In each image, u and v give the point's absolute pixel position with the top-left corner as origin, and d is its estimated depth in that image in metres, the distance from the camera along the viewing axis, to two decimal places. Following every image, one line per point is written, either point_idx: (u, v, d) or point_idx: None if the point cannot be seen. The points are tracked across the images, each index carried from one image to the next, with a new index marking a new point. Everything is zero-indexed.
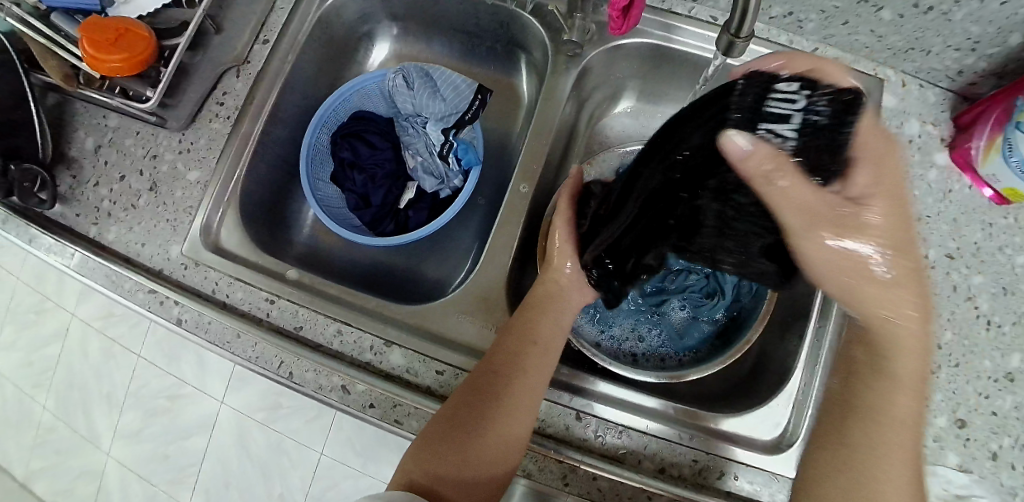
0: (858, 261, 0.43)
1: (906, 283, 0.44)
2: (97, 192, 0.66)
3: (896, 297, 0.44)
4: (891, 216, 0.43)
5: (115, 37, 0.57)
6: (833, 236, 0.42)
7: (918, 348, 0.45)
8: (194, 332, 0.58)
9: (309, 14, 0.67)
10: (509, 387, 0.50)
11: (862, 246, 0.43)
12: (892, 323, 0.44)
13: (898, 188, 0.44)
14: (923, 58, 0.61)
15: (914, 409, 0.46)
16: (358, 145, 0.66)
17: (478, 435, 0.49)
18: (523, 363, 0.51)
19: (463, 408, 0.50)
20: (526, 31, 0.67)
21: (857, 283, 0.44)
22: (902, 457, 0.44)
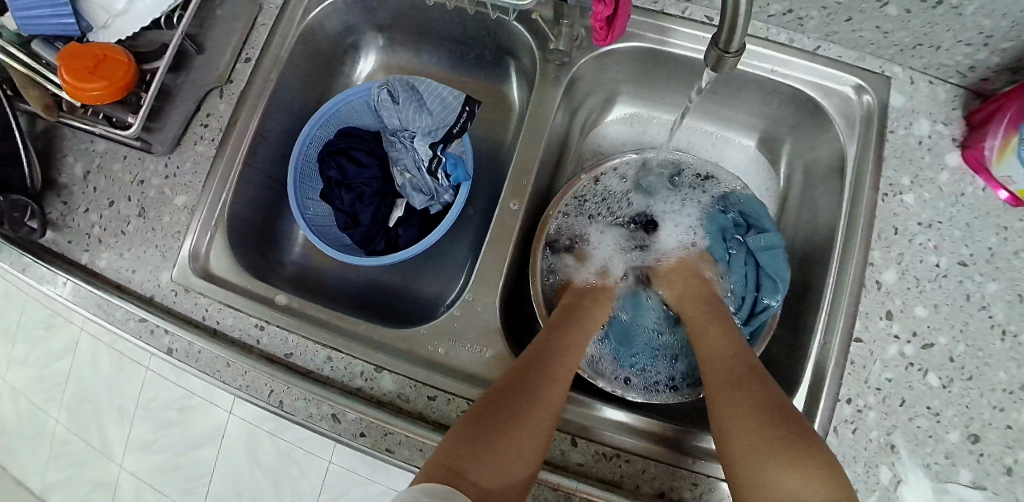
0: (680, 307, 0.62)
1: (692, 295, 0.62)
2: (87, 218, 0.65)
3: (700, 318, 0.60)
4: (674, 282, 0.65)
5: (95, 65, 0.56)
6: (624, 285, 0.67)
7: (720, 327, 0.57)
8: (184, 362, 0.58)
9: (290, 29, 0.65)
10: (547, 377, 0.50)
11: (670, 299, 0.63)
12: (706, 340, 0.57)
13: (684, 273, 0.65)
14: (932, 54, 0.57)
15: (738, 345, 0.54)
16: (345, 162, 0.64)
17: (518, 422, 0.46)
18: (558, 369, 0.52)
19: (505, 400, 0.48)
20: (513, 38, 0.64)
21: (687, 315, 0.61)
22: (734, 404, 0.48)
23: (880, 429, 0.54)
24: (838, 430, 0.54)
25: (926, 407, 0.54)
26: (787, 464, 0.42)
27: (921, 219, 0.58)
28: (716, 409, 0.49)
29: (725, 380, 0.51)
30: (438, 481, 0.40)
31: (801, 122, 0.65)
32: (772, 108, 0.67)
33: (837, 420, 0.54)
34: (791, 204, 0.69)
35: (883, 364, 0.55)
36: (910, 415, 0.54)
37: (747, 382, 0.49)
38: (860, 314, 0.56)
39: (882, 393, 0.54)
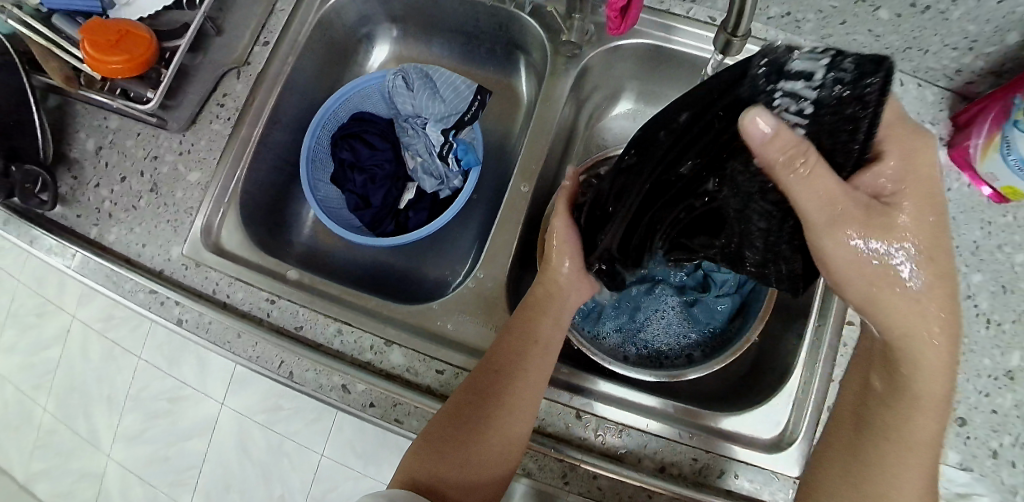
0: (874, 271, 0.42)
1: (912, 277, 0.42)
2: (98, 193, 0.66)
3: (902, 294, 0.42)
4: (875, 231, 0.41)
5: (117, 39, 0.57)
6: (859, 233, 0.41)
7: (946, 314, 0.43)
8: (194, 332, 0.58)
9: (309, 16, 0.67)
10: (509, 395, 0.49)
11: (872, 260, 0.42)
12: (884, 306, 0.43)
13: (943, 237, 0.43)
14: (921, 57, 0.61)
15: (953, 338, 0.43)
16: (358, 145, 0.66)
17: (477, 444, 0.48)
18: (522, 365, 0.51)
19: (467, 408, 0.50)
20: (525, 32, 0.67)
21: (877, 287, 0.42)
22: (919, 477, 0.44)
23: None
24: None
25: None
26: None
27: None
28: (891, 477, 0.45)
29: (914, 462, 0.45)
30: (399, 489, 0.47)
31: None
32: None
33: None
34: None
35: None
36: None
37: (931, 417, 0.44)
38: None
39: None
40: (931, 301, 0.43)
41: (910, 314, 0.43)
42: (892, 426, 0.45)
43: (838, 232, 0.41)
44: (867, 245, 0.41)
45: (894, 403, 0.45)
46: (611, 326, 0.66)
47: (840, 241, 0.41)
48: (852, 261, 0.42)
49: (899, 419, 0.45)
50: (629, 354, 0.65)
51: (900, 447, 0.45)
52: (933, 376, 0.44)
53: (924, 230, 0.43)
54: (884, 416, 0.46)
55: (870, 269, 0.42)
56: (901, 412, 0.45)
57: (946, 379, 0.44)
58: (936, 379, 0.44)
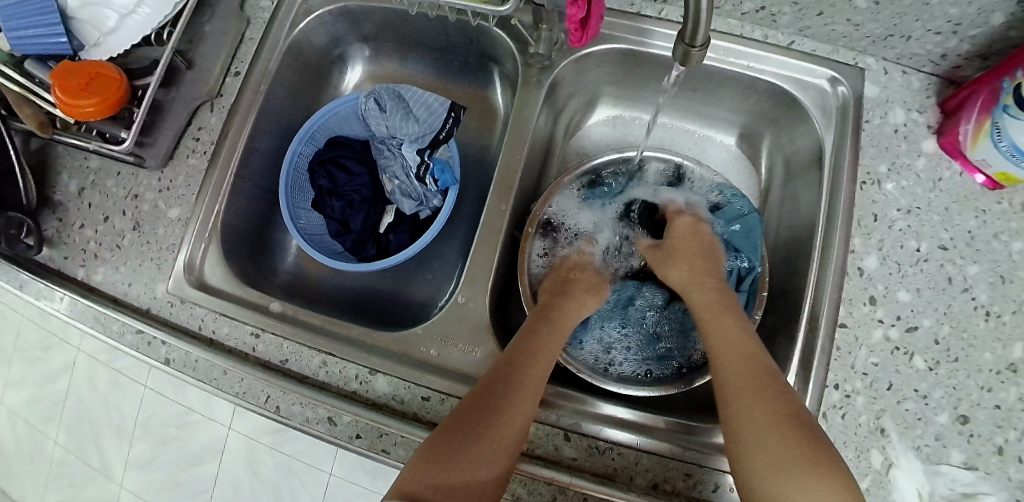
0: (680, 254, 0.63)
1: (696, 273, 0.61)
2: (83, 234, 0.66)
3: (695, 268, 0.61)
4: (694, 246, 0.63)
5: (87, 82, 0.57)
6: (701, 257, 0.62)
7: (724, 312, 0.56)
8: (181, 371, 0.58)
9: (278, 42, 0.67)
10: (516, 387, 0.49)
11: (683, 251, 0.63)
12: (685, 268, 0.62)
13: (707, 243, 0.63)
14: (904, 44, 0.59)
15: (752, 343, 0.52)
16: (334, 171, 0.65)
17: (485, 438, 0.46)
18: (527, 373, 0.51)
19: (472, 412, 0.48)
20: (495, 44, 0.66)
21: (675, 260, 0.63)
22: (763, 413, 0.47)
23: (869, 413, 0.54)
24: (827, 416, 0.54)
25: (914, 390, 0.55)
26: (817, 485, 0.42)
27: (899, 205, 0.59)
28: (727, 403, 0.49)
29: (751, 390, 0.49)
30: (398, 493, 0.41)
31: (780, 116, 0.67)
32: (750, 104, 0.68)
33: (826, 406, 0.55)
34: (773, 199, 0.70)
35: (870, 349, 0.56)
36: (898, 399, 0.55)
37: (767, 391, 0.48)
38: (845, 301, 0.57)
39: (870, 378, 0.55)
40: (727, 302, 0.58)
41: (702, 300, 0.59)
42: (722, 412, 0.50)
43: (679, 261, 0.62)
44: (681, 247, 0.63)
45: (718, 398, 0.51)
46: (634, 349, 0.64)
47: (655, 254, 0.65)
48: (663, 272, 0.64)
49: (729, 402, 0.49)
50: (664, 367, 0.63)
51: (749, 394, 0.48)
52: (737, 362, 0.51)
53: (696, 252, 0.63)
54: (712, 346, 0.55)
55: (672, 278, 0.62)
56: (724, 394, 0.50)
57: (763, 369, 0.50)
58: (748, 365, 0.51)
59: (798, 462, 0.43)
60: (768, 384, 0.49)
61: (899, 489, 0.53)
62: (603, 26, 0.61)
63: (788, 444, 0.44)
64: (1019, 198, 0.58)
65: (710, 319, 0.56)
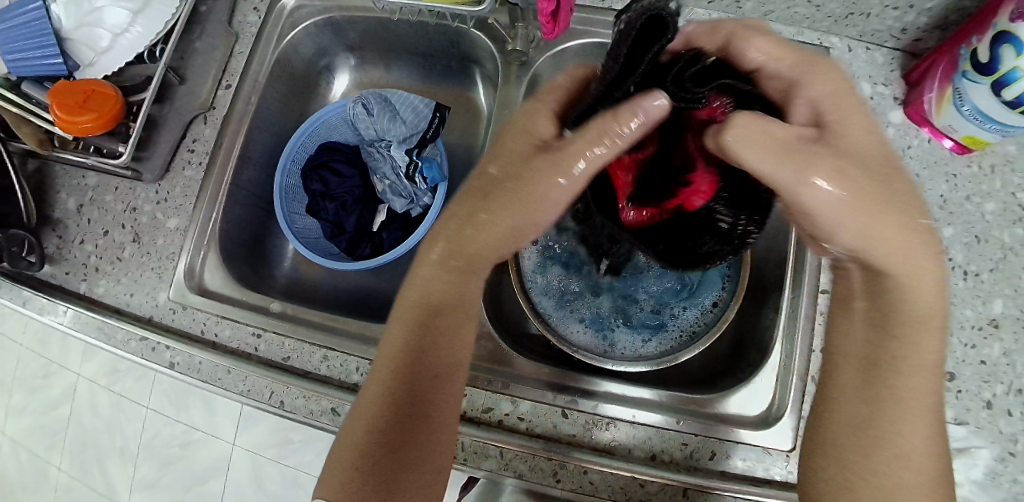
0: (854, 170, 0.39)
1: (881, 221, 0.39)
2: (83, 249, 0.68)
3: (872, 200, 0.39)
4: (862, 156, 0.39)
5: (84, 99, 0.59)
6: (867, 173, 0.39)
7: (938, 316, 0.41)
8: (185, 374, 0.59)
9: (267, 55, 0.69)
10: (438, 396, 0.47)
11: (856, 160, 0.39)
12: (860, 197, 0.38)
13: (878, 147, 0.41)
14: (864, 21, 0.62)
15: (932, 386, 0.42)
16: (327, 175, 0.67)
17: (424, 453, 0.47)
18: (443, 365, 0.48)
19: (401, 424, 0.46)
20: (475, 45, 0.68)
21: (847, 174, 0.38)
22: (914, 444, 0.41)
23: None
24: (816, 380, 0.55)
25: None
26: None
27: None
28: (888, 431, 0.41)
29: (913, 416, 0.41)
30: None
31: None
32: None
33: (814, 369, 0.55)
34: None
35: None
36: None
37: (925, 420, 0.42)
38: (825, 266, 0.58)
39: None
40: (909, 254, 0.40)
41: (921, 299, 0.41)
42: (864, 467, 0.42)
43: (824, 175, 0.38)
44: (845, 147, 0.39)
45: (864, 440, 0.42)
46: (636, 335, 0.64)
47: (813, 167, 0.38)
48: (837, 206, 0.39)
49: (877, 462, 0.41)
50: (667, 346, 0.63)
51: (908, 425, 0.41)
52: (912, 412, 0.41)
53: (859, 158, 0.39)
54: (892, 350, 0.42)
55: (857, 222, 0.39)
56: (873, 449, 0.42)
57: (933, 434, 0.42)
58: (920, 427, 0.41)
59: None
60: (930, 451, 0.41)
61: None
62: (577, 21, 0.64)
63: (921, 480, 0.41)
64: (987, 161, 0.61)
65: (907, 331, 0.41)
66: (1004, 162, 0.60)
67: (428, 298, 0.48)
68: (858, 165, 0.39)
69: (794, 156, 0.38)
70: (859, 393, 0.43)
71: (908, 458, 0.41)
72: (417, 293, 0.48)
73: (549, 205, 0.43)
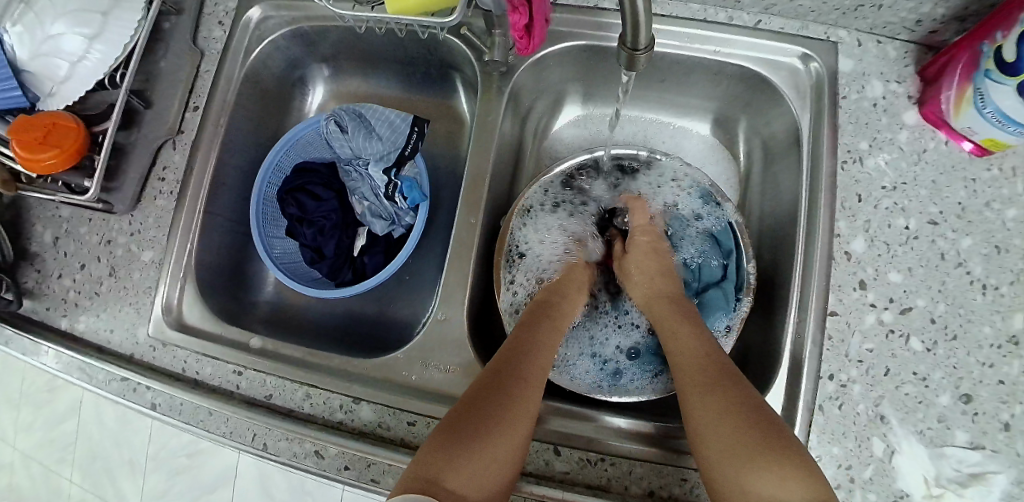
0: (649, 268, 0.61)
1: (656, 288, 0.60)
2: (61, 284, 0.66)
3: (654, 293, 0.60)
4: (648, 264, 0.62)
5: (43, 135, 0.56)
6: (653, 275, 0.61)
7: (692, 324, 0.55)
8: (168, 415, 0.58)
9: (234, 72, 0.66)
10: (528, 371, 0.50)
11: (648, 267, 0.62)
12: (642, 291, 0.61)
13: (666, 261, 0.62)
14: (875, 13, 0.56)
15: (708, 342, 0.53)
16: (302, 198, 0.64)
17: (506, 415, 0.46)
18: (531, 362, 0.52)
19: (484, 400, 0.47)
20: (453, 52, 0.64)
21: (642, 273, 0.62)
22: (714, 402, 0.46)
23: (866, 401, 0.53)
24: (823, 408, 0.53)
25: (912, 374, 0.53)
26: (777, 467, 0.41)
27: (884, 182, 0.56)
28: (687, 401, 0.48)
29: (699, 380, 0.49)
30: (411, 490, 0.39)
31: (754, 99, 0.64)
32: (722, 89, 0.66)
33: (821, 398, 0.53)
34: (753, 183, 0.68)
35: (862, 335, 0.54)
36: (897, 383, 0.53)
37: (722, 381, 0.48)
38: (832, 287, 0.55)
39: (865, 365, 0.53)
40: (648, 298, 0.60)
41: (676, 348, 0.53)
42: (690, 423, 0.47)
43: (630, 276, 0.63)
44: (640, 255, 0.63)
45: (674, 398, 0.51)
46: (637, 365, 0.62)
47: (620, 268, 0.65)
48: (639, 288, 0.61)
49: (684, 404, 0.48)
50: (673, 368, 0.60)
51: (703, 383, 0.48)
52: (699, 375, 0.49)
53: (649, 265, 0.62)
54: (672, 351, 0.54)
55: (651, 295, 0.60)
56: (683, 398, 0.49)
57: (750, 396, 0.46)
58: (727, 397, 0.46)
59: (777, 466, 0.41)
60: (722, 384, 0.47)
61: (903, 475, 0.51)
62: (560, 25, 0.59)
63: (748, 431, 0.44)
64: (1008, 162, 0.56)
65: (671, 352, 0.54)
66: None
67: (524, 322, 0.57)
68: (638, 275, 0.62)
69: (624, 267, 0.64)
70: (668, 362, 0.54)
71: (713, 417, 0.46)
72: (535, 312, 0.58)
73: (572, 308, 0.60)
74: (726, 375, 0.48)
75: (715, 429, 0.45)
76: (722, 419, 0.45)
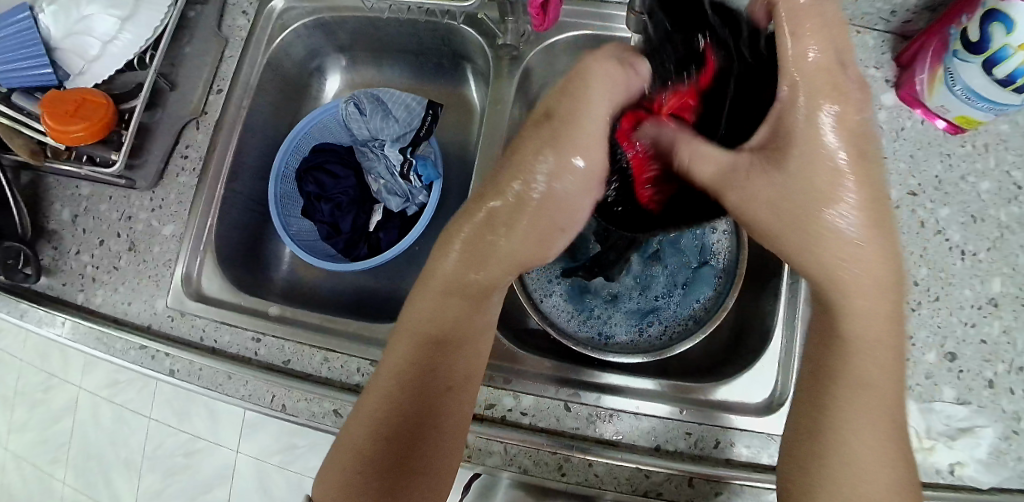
0: (802, 205, 0.42)
1: (854, 249, 0.41)
2: (79, 259, 0.68)
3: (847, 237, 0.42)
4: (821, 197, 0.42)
5: (75, 108, 0.58)
6: (781, 208, 0.43)
7: (886, 318, 0.42)
8: (187, 380, 0.59)
9: (256, 59, 0.69)
10: (456, 369, 0.48)
11: (804, 201, 0.42)
12: (829, 239, 0.42)
13: (876, 193, 0.42)
14: (854, 5, 0.62)
15: (887, 359, 0.43)
16: (322, 177, 0.67)
17: (442, 423, 0.47)
18: (458, 357, 0.48)
19: (416, 406, 0.47)
20: (465, 41, 0.68)
21: (804, 213, 0.42)
22: (864, 448, 0.42)
23: None
24: None
25: None
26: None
27: None
28: (836, 432, 0.43)
29: (861, 413, 0.42)
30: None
31: None
32: None
33: None
34: None
35: None
36: None
37: (880, 418, 0.42)
38: None
39: None
40: (855, 244, 0.42)
41: (864, 335, 0.42)
42: (817, 459, 0.43)
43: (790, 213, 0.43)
44: (794, 156, 0.41)
45: (812, 426, 0.44)
46: (622, 319, 0.65)
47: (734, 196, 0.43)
48: (792, 236, 0.43)
49: (832, 457, 0.43)
50: (642, 337, 0.64)
51: (870, 415, 0.42)
52: (860, 405, 0.42)
53: (802, 198, 0.42)
54: (834, 354, 0.43)
55: (809, 228, 0.43)
56: (828, 426, 0.43)
57: (892, 441, 0.42)
58: (872, 439, 0.42)
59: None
60: (884, 422, 0.42)
61: None
62: (566, 14, 0.64)
63: (878, 483, 0.42)
64: (980, 140, 0.61)
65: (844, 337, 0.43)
66: (998, 141, 0.61)
67: (443, 300, 0.49)
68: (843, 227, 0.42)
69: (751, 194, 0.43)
70: (810, 390, 0.45)
71: (858, 462, 0.42)
72: (439, 282, 0.48)
73: (577, 198, 0.47)
74: (884, 411, 0.43)
75: (848, 481, 0.42)
76: (867, 471, 0.42)
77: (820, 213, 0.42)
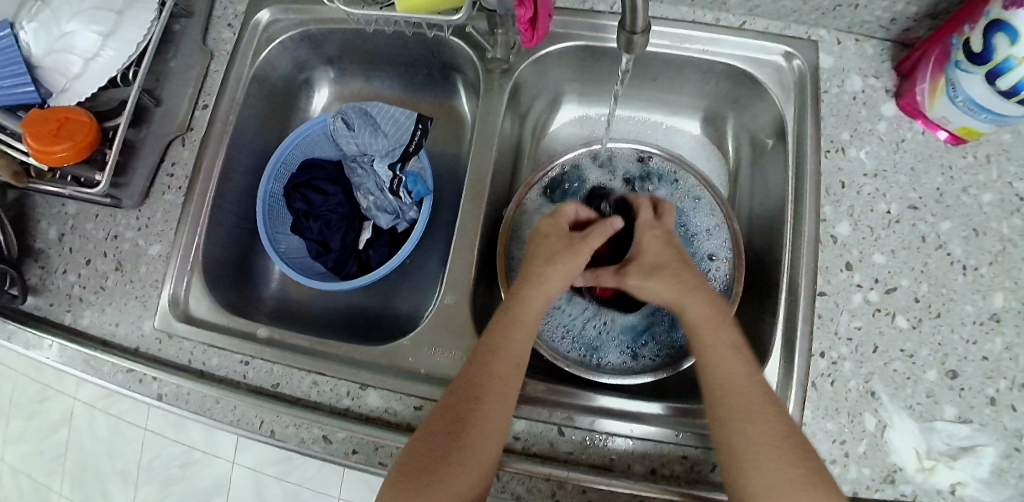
0: (672, 277, 0.54)
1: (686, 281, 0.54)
2: (66, 279, 0.67)
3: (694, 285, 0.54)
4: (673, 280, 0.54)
5: (57, 128, 0.57)
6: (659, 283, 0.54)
7: (727, 327, 0.52)
8: (175, 405, 0.58)
9: (242, 73, 0.68)
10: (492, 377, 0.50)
11: (671, 272, 0.55)
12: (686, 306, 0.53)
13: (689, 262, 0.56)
14: (853, 12, 0.60)
15: (744, 356, 0.50)
16: (309, 193, 0.66)
17: (476, 428, 0.48)
18: (497, 366, 0.50)
19: (452, 411, 0.49)
20: (455, 53, 0.67)
21: (672, 279, 0.54)
22: (746, 415, 0.47)
23: (858, 378, 0.55)
24: (817, 385, 0.55)
25: (900, 350, 0.55)
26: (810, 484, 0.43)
27: (866, 170, 0.60)
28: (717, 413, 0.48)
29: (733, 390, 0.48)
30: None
31: (742, 96, 0.68)
32: (711, 87, 0.70)
33: (814, 375, 0.55)
34: (744, 178, 0.71)
35: (852, 314, 0.56)
36: (887, 360, 0.55)
37: (755, 395, 0.47)
38: (822, 269, 0.57)
39: (855, 343, 0.56)
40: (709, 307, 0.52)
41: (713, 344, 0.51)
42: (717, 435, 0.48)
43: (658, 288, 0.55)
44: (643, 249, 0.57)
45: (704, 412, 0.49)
46: (620, 340, 0.64)
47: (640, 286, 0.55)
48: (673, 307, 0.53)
49: (726, 425, 0.47)
50: (640, 358, 0.63)
51: (740, 392, 0.48)
52: (725, 380, 0.49)
53: (675, 279, 0.54)
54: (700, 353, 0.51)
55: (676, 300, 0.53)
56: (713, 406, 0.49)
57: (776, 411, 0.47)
58: (753, 408, 0.47)
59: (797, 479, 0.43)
60: (756, 395, 0.48)
61: (896, 450, 0.53)
62: (557, 25, 0.62)
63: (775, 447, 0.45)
64: (981, 151, 0.59)
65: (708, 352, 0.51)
66: (1000, 151, 0.59)
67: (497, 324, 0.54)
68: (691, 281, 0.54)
69: (651, 272, 0.55)
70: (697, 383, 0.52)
71: (743, 428, 0.46)
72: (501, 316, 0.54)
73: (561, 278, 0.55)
74: (758, 389, 0.48)
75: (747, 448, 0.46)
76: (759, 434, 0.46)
77: (681, 276, 0.54)
